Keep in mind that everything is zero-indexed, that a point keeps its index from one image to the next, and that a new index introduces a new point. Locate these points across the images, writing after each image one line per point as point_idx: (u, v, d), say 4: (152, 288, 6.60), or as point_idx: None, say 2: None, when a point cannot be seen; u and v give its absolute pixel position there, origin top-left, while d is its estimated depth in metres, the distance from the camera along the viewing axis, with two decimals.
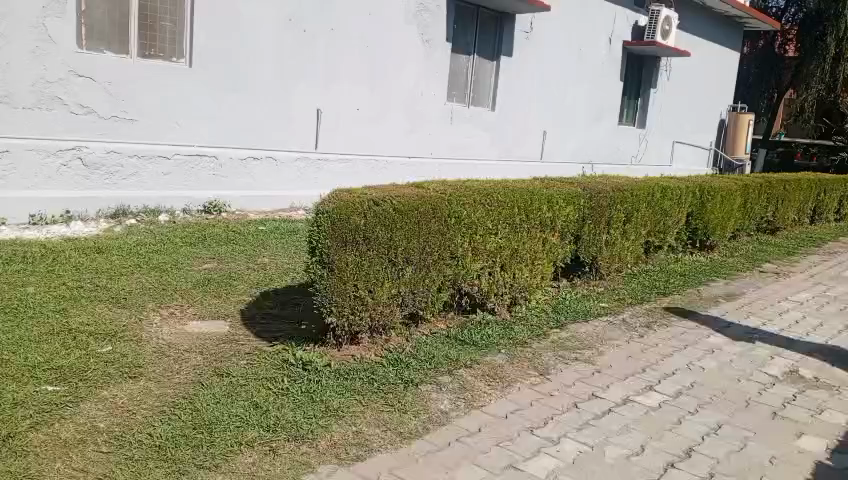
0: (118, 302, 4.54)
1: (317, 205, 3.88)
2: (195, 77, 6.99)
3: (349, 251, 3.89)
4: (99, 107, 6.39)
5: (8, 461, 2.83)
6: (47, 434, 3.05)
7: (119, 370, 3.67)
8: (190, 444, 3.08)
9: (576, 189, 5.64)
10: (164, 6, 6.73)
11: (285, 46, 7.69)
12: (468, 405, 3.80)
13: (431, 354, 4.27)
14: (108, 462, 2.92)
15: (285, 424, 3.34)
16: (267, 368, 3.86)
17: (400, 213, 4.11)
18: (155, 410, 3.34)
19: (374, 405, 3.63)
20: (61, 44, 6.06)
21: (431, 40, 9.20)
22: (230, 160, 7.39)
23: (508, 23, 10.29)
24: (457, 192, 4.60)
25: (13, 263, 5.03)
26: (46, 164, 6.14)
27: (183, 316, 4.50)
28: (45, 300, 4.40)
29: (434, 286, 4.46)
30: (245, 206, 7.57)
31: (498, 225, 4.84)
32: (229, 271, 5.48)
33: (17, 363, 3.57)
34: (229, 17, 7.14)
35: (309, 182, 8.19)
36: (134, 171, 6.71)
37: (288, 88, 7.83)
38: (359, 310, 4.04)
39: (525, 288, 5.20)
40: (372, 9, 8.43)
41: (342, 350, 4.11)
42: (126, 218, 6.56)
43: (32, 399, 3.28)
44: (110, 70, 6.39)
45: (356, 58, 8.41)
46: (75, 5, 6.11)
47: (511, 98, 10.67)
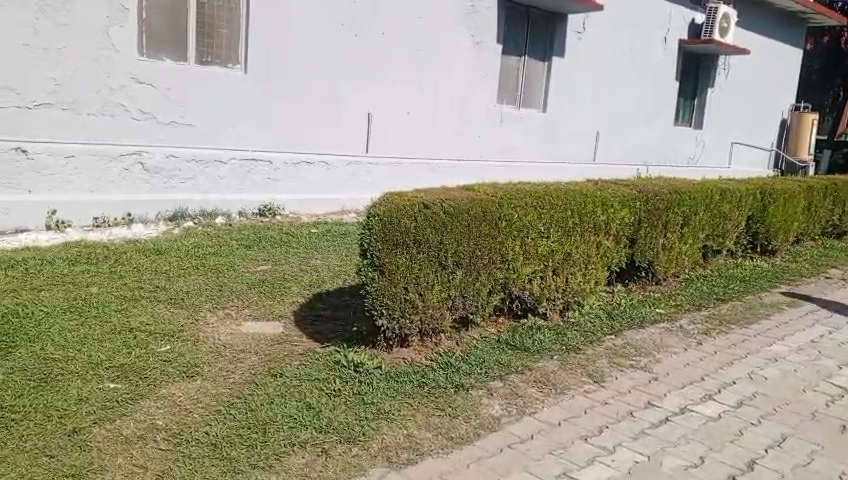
0: (177, 303, 4.67)
1: (369, 206, 3.91)
2: (250, 83, 7.14)
3: (400, 254, 3.89)
4: (159, 113, 6.59)
5: (73, 456, 2.93)
6: (109, 430, 3.15)
7: (176, 369, 3.77)
8: (244, 444, 3.13)
9: (631, 192, 5.51)
10: (221, 12, 6.88)
11: (337, 51, 7.78)
12: (520, 411, 3.75)
13: (482, 358, 4.23)
14: (166, 459, 2.99)
15: (337, 426, 3.36)
16: (319, 369, 3.90)
17: (450, 217, 4.10)
18: (211, 410, 3.40)
19: (425, 409, 3.62)
20: (123, 52, 6.26)
21: (481, 42, 9.17)
22: (284, 164, 7.56)
23: (560, 24, 10.15)
24: (510, 195, 4.56)
25: (79, 263, 5.24)
26: (109, 169, 6.37)
27: (239, 316, 4.59)
28: (108, 300, 4.56)
29: (485, 290, 4.42)
30: (298, 210, 7.73)
31: (550, 228, 4.77)
32: (284, 273, 5.56)
33: (81, 361, 3.71)
34: (283, 23, 7.26)
35: (360, 185, 8.30)
36: (192, 175, 6.90)
37: (340, 94, 7.91)
38: (410, 313, 4.03)
39: (579, 293, 5.11)
40: (422, 13, 8.45)
41: (392, 353, 4.12)
42: (184, 221, 6.78)
43: (95, 396, 3.39)
44: (170, 77, 6.58)
45: (406, 62, 8.44)
46: (136, 14, 6.29)
47: (563, 100, 10.52)
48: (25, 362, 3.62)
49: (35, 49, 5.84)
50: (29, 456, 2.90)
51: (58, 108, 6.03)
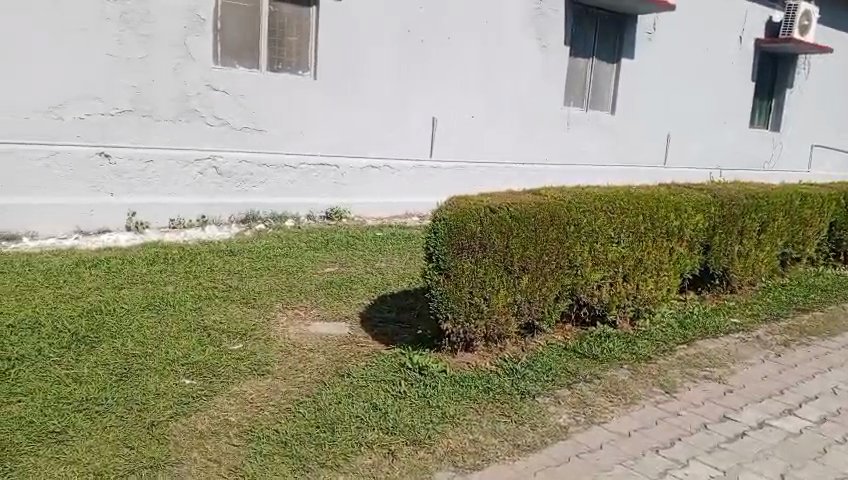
0: (249, 302, 4.81)
1: (435, 210, 3.93)
2: (318, 88, 7.27)
3: (465, 259, 3.88)
4: (232, 119, 6.80)
5: (152, 448, 3.05)
6: (185, 424, 3.26)
7: (247, 367, 3.87)
8: (313, 442, 3.18)
9: (704, 196, 5.32)
10: (292, 20, 7.03)
11: (403, 56, 7.84)
12: (588, 420, 3.68)
13: (548, 366, 4.16)
14: (239, 454, 3.08)
15: (403, 427, 3.37)
16: (384, 370, 3.93)
17: (517, 221, 4.06)
18: (281, 408, 3.48)
19: (490, 414, 3.59)
20: (199, 60, 6.49)
21: (548, 44, 9.06)
22: (351, 169, 7.68)
23: (630, 24, 9.91)
24: (577, 199, 4.47)
25: (157, 263, 5.47)
26: (185, 173, 6.62)
27: (307, 316, 4.69)
28: (184, 299, 4.73)
29: (551, 295, 4.35)
30: (363, 213, 7.85)
31: (621, 233, 4.66)
32: (350, 275, 5.63)
33: (158, 356, 3.86)
34: (351, 29, 7.37)
35: (424, 189, 8.36)
36: (263, 179, 7.10)
37: (406, 98, 7.98)
38: (475, 318, 4.01)
39: (649, 301, 4.96)
40: (489, 16, 8.42)
41: (457, 357, 4.10)
42: (256, 223, 6.99)
43: (172, 391, 3.52)
44: (243, 83, 6.78)
45: (472, 65, 8.44)
46: (212, 24, 6.52)
47: (632, 102, 10.27)
48: (108, 357, 3.80)
49: (119, 58, 6.12)
50: (111, 446, 3.03)
51: (139, 115, 6.31)
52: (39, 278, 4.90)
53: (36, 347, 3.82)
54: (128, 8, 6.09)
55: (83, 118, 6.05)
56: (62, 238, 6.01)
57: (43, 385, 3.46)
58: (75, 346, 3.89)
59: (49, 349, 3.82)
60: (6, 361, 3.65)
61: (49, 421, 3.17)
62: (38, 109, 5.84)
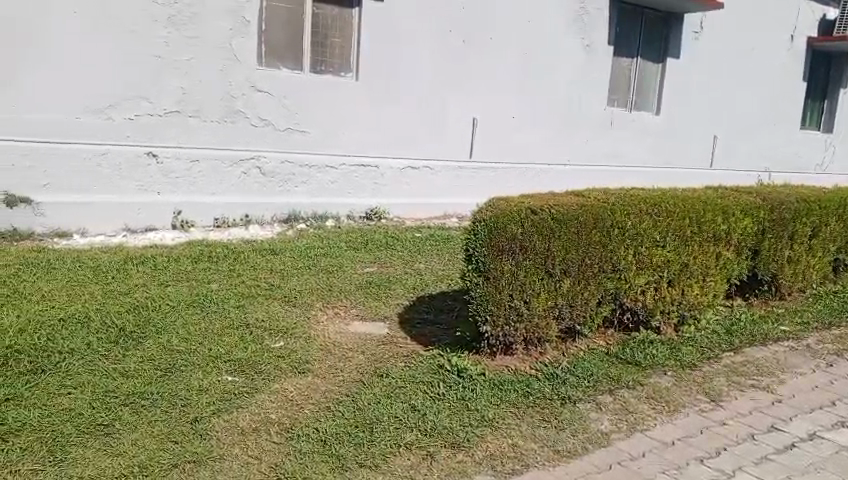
0: (290, 300, 4.87)
1: (475, 212, 3.91)
2: (360, 89, 7.31)
3: (505, 261, 3.85)
4: (275, 120, 6.89)
5: (195, 443, 3.11)
6: (227, 420, 3.31)
7: (289, 364, 3.91)
8: (352, 442, 3.20)
9: (753, 199, 5.17)
10: (335, 22, 7.08)
11: (445, 57, 7.83)
12: (630, 427, 3.62)
13: (590, 371, 4.09)
14: (280, 452, 3.11)
15: (441, 430, 3.37)
16: (423, 371, 3.92)
17: (559, 223, 4.01)
18: (321, 406, 3.50)
19: (529, 419, 3.56)
20: (244, 62, 6.60)
21: (591, 44, 8.93)
22: (391, 170, 7.71)
23: (676, 23, 9.70)
24: (621, 202, 4.39)
25: (202, 261, 5.57)
26: (230, 172, 6.75)
27: (347, 315, 4.72)
28: (228, 296, 4.81)
29: (594, 299, 4.28)
30: (403, 213, 7.88)
31: (666, 237, 4.55)
32: (389, 276, 5.65)
33: (203, 353, 3.93)
34: (392, 30, 7.39)
35: (464, 190, 8.34)
36: (305, 179, 7.18)
37: (447, 99, 7.97)
38: (515, 321, 3.98)
39: (695, 307, 4.84)
40: (532, 16, 8.34)
41: (496, 360, 4.06)
42: (297, 223, 7.08)
43: (214, 387, 3.58)
44: (286, 85, 6.86)
45: (513, 66, 8.38)
46: (257, 26, 6.62)
47: (677, 103, 10.06)
48: (154, 352, 3.89)
49: (167, 60, 6.26)
50: (156, 441, 3.10)
51: (185, 115, 6.44)
52: (89, 274, 5.04)
53: (86, 341, 3.92)
54: (176, 11, 6.23)
55: (132, 119, 6.20)
56: (111, 235, 6.18)
57: (92, 378, 3.55)
58: (123, 342, 3.98)
59: (98, 343, 3.92)
60: (57, 354, 3.76)
61: (97, 413, 3.25)
62: (89, 110, 6.01)
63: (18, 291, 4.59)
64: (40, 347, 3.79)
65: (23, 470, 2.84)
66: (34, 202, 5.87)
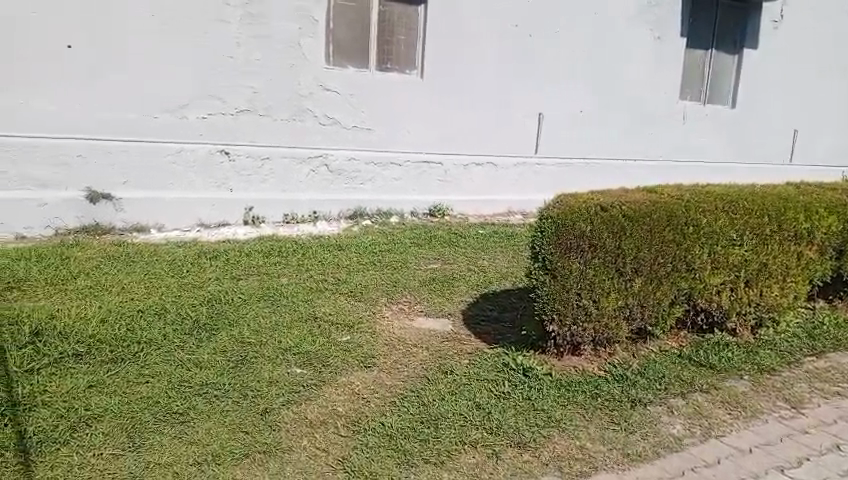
0: (356, 295, 4.93)
1: (542, 208, 3.86)
2: (425, 86, 7.32)
3: (574, 259, 3.77)
4: (342, 118, 6.98)
5: (264, 434, 3.18)
6: (295, 412, 3.38)
7: (355, 358, 3.96)
8: (417, 437, 3.21)
9: (840, 196, 4.89)
10: (401, 19, 7.11)
11: (511, 53, 7.74)
12: (705, 433, 3.49)
13: (661, 373, 3.97)
14: (346, 445, 3.15)
15: (507, 429, 3.33)
16: (487, 369, 3.89)
17: (630, 221, 3.90)
18: (387, 401, 3.53)
19: (597, 421, 3.48)
20: (311, 62, 6.71)
21: (662, 36, 8.64)
22: (455, 166, 7.70)
23: (754, 12, 9.28)
24: (695, 199, 4.25)
25: (272, 256, 5.71)
26: (299, 170, 6.89)
27: (411, 311, 4.75)
28: (296, 290, 4.91)
29: (666, 300, 4.15)
30: (466, 210, 7.86)
31: (744, 235, 4.36)
32: (453, 272, 5.64)
33: (272, 345, 4.03)
34: (458, 26, 7.35)
35: (529, 186, 8.25)
36: (371, 177, 7.26)
37: (512, 95, 7.88)
38: (582, 320, 3.89)
39: (773, 308, 4.62)
40: (601, 8, 8.13)
41: (563, 361, 3.99)
42: (363, 219, 7.17)
43: (283, 379, 3.66)
44: (353, 83, 6.94)
45: (581, 60, 8.20)
46: (324, 25, 6.71)
47: (755, 96, 9.63)
48: (226, 344, 4.00)
49: (238, 60, 6.44)
50: (228, 430, 3.19)
51: (256, 114, 6.61)
52: (165, 267, 5.24)
53: (162, 332, 4.08)
54: (247, 13, 6.39)
55: (205, 118, 6.41)
56: (185, 231, 6.41)
57: (168, 368, 3.69)
58: (197, 333, 4.12)
59: (174, 334, 4.07)
60: (136, 344, 3.92)
61: (172, 402, 3.38)
62: (164, 109, 6.24)
63: (100, 283, 4.82)
64: (120, 337, 3.96)
65: (105, 454, 2.98)
66: (114, 198, 6.14)
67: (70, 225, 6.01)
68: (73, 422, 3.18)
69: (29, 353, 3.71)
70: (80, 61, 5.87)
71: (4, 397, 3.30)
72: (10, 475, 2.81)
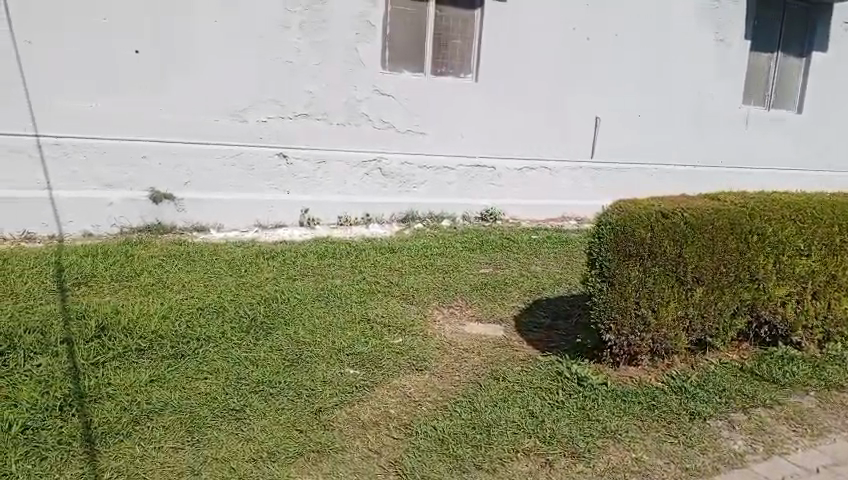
0: (408, 298, 4.94)
1: (601, 213, 3.79)
2: (480, 90, 7.30)
3: (633, 267, 3.69)
4: (397, 122, 7.03)
5: (318, 433, 3.22)
6: (349, 413, 3.41)
7: (407, 361, 3.97)
8: (469, 443, 3.19)
9: None
10: (457, 23, 7.12)
11: (568, 57, 7.65)
12: (768, 450, 3.36)
13: (721, 387, 3.84)
14: (398, 447, 3.16)
15: (561, 438, 3.28)
16: (541, 377, 3.84)
17: (692, 229, 3.80)
18: (438, 405, 3.53)
19: (654, 433, 3.39)
20: (368, 66, 6.78)
21: (725, 39, 8.38)
22: (508, 171, 7.65)
23: (823, 14, 8.92)
24: (760, 206, 4.10)
25: (326, 257, 5.78)
26: (353, 173, 6.97)
27: (463, 315, 4.73)
28: (349, 292, 4.96)
29: (728, 310, 4.02)
30: (519, 215, 7.80)
31: (811, 245, 4.19)
32: (505, 277, 5.60)
33: (327, 345, 4.08)
34: (514, 30, 7.31)
35: (583, 192, 8.13)
36: (424, 180, 7.28)
37: (569, 98, 7.78)
38: (641, 330, 3.80)
39: (843, 323, 4.42)
40: (662, 10, 7.95)
41: (619, 371, 3.91)
42: (415, 222, 7.20)
43: (336, 380, 3.70)
44: (408, 86, 6.98)
45: (640, 64, 8.04)
46: (381, 30, 6.77)
47: (823, 100, 9.24)
48: (282, 343, 4.08)
49: (297, 65, 6.55)
50: (283, 428, 3.24)
51: (313, 118, 6.71)
52: (224, 266, 5.37)
53: (220, 329, 4.18)
54: (307, 18, 6.50)
55: (264, 121, 6.54)
56: (243, 231, 6.56)
57: (225, 365, 3.78)
58: (254, 331, 4.21)
59: (232, 332, 4.16)
60: (196, 340, 4.03)
61: (230, 398, 3.46)
62: (226, 113, 6.40)
63: (162, 281, 4.98)
64: (180, 333, 4.08)
65: (166, 447, 3.06)
66: (176, 198, 6.33)
67: (134, 224, 6.23)
68: (136, 415, 3.28)
69: (95, 346, 3.85)
70: (146, 65, 6.08)
71: (71, 387, 3.44)
72: (77, 464, 2.92)
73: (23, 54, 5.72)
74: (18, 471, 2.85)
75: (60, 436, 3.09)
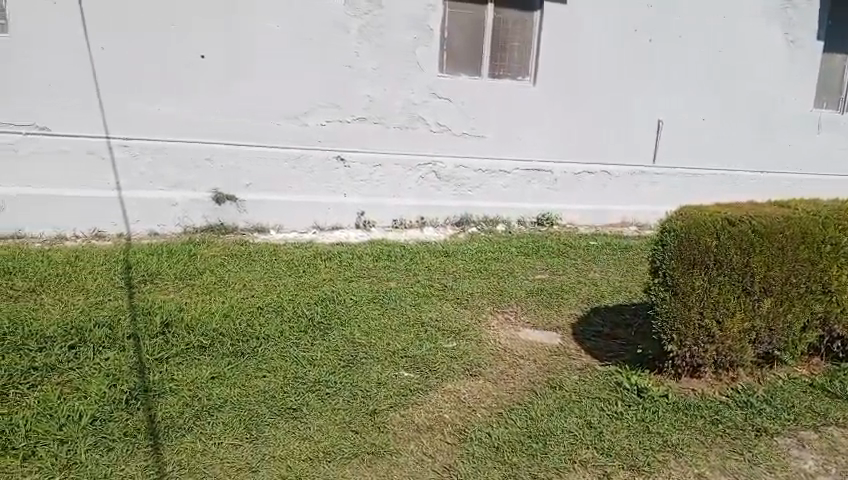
0: (462, 303, 4.93)
1: (664, 220, 3.69)
2: (538, 94, 7.22)
3: (697, 276, 3.58)
4: (454, 125, 7.02)
5: (373, 435, 3.24)
6: (403, 416, 3.41)
7: (461, 366, 3.95)
8: (525, 452, 3.15)
9: None
10: (516, 26, 7.07)
11: (629, 59, 7.49)
12: (841, 471, 3.20)
13: (789, 403, 3.68)
14: (453, 453, 3.15)
15: (620, 450, 3.20)
16: (599, 387, 3.76)
17: (761, 238, 3.65)
18: (493, 412, 3.49)
19: (717, 449, 3.28)
20: (426, 70, 6.81)
21: (797, 39, 8.00)
22: (565, 175, 7.55)
23: None
24: (834, 214, 3.91)
25: (381, 259, 5.82)
26: (408, 177, 7.00)
27: (518, 322, 4.68)
28: (404, 294, 4.98)
29: (798, 323, 3.85)
30: (576, 220, 7.69)
31: None
32: (562, 283, 5.52)
33: (382, 347, 4.10)
34: (574, 32, 7.19)
35: (642, 196, 7.94)
36: (479, 184, 7.26)
37: (630, 102, 7.61)
38: (704, 342, 3.68)
39: None
40: (729, 10, 7.69)
41: (680, 383, 3.80)
42: (469, 226, 7.19)
43: (391, 382, 3.71)
44: (466, 90, 6.97)
45: (705, 67, 7.80)
46: (440, 34, 6.79)
47: None
48: (338, 343, 4.12)
49: (355, 69, 6.62)
50: (338, 429, 3.27)
51: (371, 121, 6.77)
52: (283, 267, 5.47)
53: (280, 329, 4.25)
54: (366, 22, 6.56)
55: (323, 125, 6.64)
56: (302, 232, 6.68)
57: (284, 364, 3.84)
58: (312, 331, 4.27)
59: (290, 331, 4.23)
60: (255, 339, 4.12)
61: (288, 397, 3.51)
62: (286, 117, 6.53)
63: (224, 280, 5.10)
64: (241, 332, 4.17)
65: (226, 443, 3.13)
66: (238, 200, 6.49)
67: (198, 224, 6.41)
68: (197, 410, 3.37)
69: (159, 343, 3.98)
70: (211, 70, 6.25)
71: (136, 382, 3.55)
72: (142, 457, 3.01)
73: (68, 57, 5.89)
74: (88, 460, 2.96)
75: (127, 428, 3.20)
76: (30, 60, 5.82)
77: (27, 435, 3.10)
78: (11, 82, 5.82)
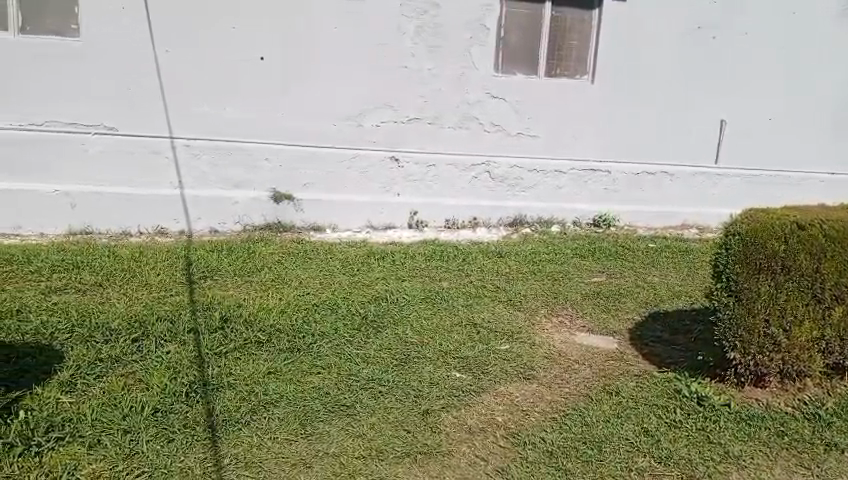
0: (515, 305, 4.87)
1: (729, 224, 3.60)
2: (596, 92, 7.08)
3: (763, 282, 3.46)
4: (508, 125, 6.96)
5: (425, 435, 3.23)
6: (456, 417, 3.40)
7: (514, 368, 3.91)
8: (579, 458, 3.10)
9: None
10: (574, 25, 6.96)
11: (691, 57, 7.27)
12: None
13: None
14: (506, 457, 3.11)
15: (678, 460, 3.11)
16: (658, 394, 3.66)
17: (832, 243, 3.48)
18: (547, 416, 3.44)
19: (783, 462, 3.14)
20: (481, 70, 6.78)
21: None
22: (623, 175, 7.38)
23: None
24: None
25: (434, 259, 5.81)
26: (462, 177, 6.98)
27: (573, 326, 4.59)
28: (457, 295, 4.96)
29: None
30: (633, 222, 7.51)
31: None
32: (619, 287, 5.39)
33: (435, 347, 4.10)
34: (633, 30, 7.03)
35: (704, 198, 7.69)
36: (534, 184, 7.17)
37: (691, 101, 7.39)
38: (770, 350, 3.52)
39: None
40: (799, 6, 7.37)
41: (743, 392, 3.66)
42: (523, 227, 7.12)
43: (443, 382, 3.70)
44: (521, 89, 6.90)
45: (774, 64, 7.48)
46: (495, 33, 6.73)
47: None
48: (391, 342, 4.14)
49: (411, 69, 6.64)
50: (391, 428, 3.28)
51: (425, 121, 6.78)
52: (338, 265, 5.53)
53: (334, 326, 4.30)
54: (422, 23, 6.58)
55: (378, 125, 6.68)
56: (356, 231, 6.75)
57: (338, 361, 3.89)
58: (365, 330, 4.30)
59: (344, 329, 4.28)
60: (310, 336, 4.17)
61: (341, 395, 3.54)
62: (343, 117, 6.60)
63: (280, 277, 5.19)
64: (297, 329, 4.24)
65: (280, 438, 3.18)
66: (295, 199, 6.60)
67: (256, 223, 6.55)
68: (254, 405, 3.43)
69: (218, 338, 4.07)
70: (270, 72, 6.38)
71: (196, 375, 3.65)
72: (200, 449, 3.09)
73: (136, 60, 6.11)
74: (149, 450, 3.06)
75: (186, 420, 3.29)
76: (99, 64, 6.06)
77: (94, 424, 3.22)
78: (19, 83, 5.97)
